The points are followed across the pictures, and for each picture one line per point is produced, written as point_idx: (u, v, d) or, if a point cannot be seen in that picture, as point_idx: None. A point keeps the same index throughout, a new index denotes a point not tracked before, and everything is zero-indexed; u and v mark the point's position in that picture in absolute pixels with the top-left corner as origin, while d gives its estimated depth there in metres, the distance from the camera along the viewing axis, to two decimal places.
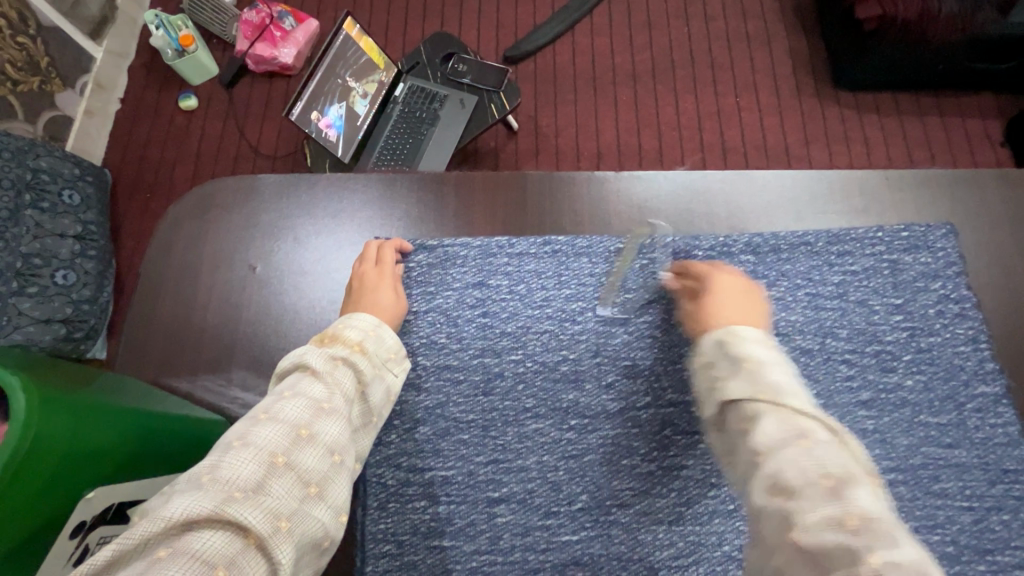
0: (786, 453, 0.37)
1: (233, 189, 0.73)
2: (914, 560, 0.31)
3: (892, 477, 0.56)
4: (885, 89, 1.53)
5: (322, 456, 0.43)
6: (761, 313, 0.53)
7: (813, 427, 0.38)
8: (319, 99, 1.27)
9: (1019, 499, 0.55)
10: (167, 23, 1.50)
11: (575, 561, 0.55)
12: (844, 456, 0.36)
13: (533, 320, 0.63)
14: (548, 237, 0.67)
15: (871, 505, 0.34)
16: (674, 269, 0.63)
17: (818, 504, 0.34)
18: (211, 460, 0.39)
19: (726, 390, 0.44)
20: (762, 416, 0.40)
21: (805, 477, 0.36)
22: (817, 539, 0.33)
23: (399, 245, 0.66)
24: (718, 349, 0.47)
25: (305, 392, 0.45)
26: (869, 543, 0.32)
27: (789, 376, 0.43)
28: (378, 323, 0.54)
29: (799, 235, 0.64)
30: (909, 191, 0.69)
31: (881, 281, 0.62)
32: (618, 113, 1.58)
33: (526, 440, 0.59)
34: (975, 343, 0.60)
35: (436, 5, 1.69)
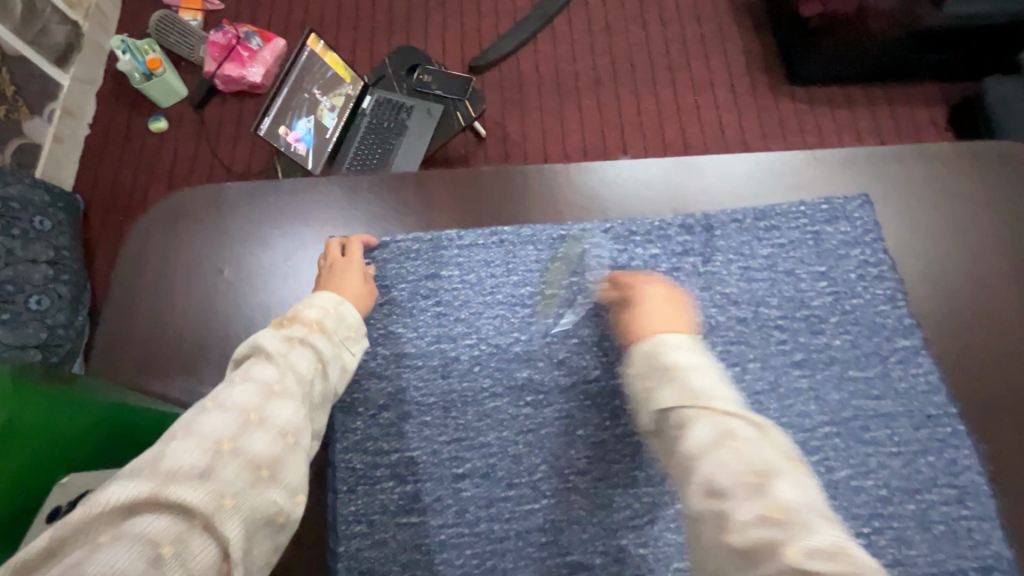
0: (716, 456, 0.41)
1: (201, 199, 0.76)
2: (831, 542, 0.36)
3: (827, 430, 0.61)
4: (834, 82, 1.61)
5: (272, 439, 0.45)
6: (687, 322, 0.57)
7: (737, 426, 0.43)
8: (287, 113, 1.32)
9: (942, 441, 0.61)
10: (133, 48, 1.54)
11: (538, 528, 0.59)
12: (766, 451, 0.41)
13: (485, 306, 0.68)
14: (493, 228, 0.71)
15: (790, 496, 0.38)
16: (608, 280, 0.66)
17: (748, 500, 0.39)
18: (156, 450, 0.41)
19: (662, 399, 0.48)
20: (692, 421, 0.45)
21: (734, 477, 0.40)
22: (748, 538, 0.37)
23: (364, 239, 0.69)
24: (648, 360, 0.52)
25: (256, 375, 0.48)
26: (788, 534, 0.36)
27: (715, 381, 0.48)
28: (338, 302, 0.59)
29: (729, 213, 0.70)
30: (838, 169, 0.74)
31: (806, 252, 0.69)
32: (583, 116, 1.64)
33: (485, 418, 0.63)
34: (894, 302, 0.66)
35: (401, 19, 1.74)
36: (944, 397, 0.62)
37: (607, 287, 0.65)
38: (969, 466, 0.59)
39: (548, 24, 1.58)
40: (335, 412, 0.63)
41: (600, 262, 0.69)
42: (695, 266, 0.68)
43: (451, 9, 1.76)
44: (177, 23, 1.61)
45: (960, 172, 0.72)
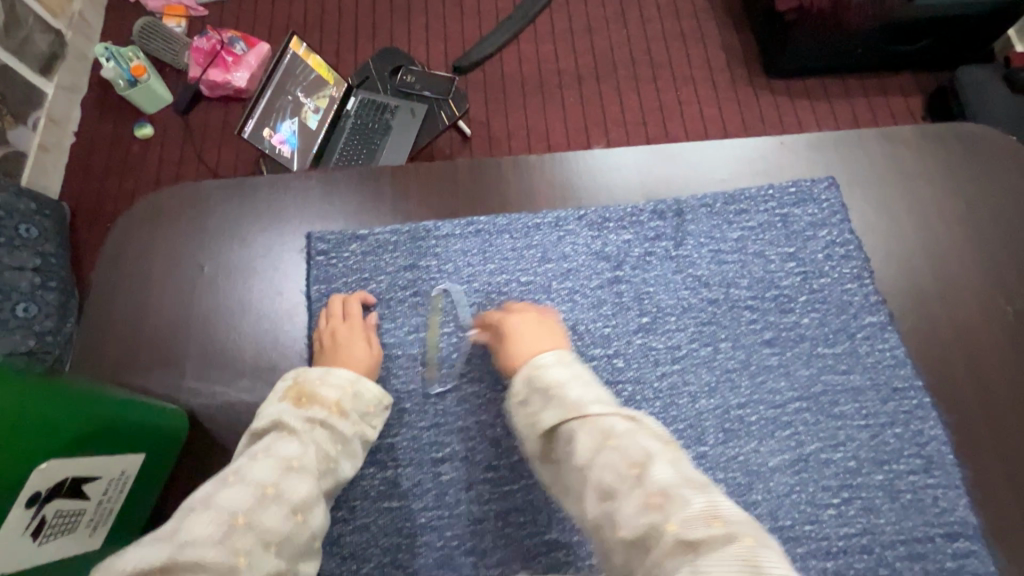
0: (602, 461, 0.43)
1: (179, 197, 0.75)
2: (705, 508, 0.38)
3: (797, 405, 0.63)
4: (812, 75, 1.64)
5: (286, 514, 0.46)
6: (559, 338, 0.60)
7: (613, 425, 0.45)
8: (271, 116, 1.31)
9: (908, 412, 0.62)
10: (117, 55, 1.53)
11: (517, 508, 0.60)
12: (639, 440, 0.43)
13: (462, 294, 0.69)
14: (469, 218, 0.72)
15: (666, 477, 0.41)
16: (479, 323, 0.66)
17: (631, 493, 0.40)
18: (173, 524, 0.43)
19: (544, 419, 0.49)
20: (575, 433, 0.46)
21: (618, 475, 0.42)
22: (636, 528, 0.39)
23: (364, 297, 0.68)
24: (527, 384, 0.52)
25: (276, 451, 0.50)
26: (670, 512, 0.38)
27: (589, 390, 0.49)
28: (355, 379, 0.59)
29: (699, 198, 0.72)
30: (805, 153, 0.75)
31: (775, 234, 0.70)
32: (566, 114, 1.66)
33: (464, 403, 0.64)
34: (860, 280, 0.68)
35: (384, 22, 1.75)
36: (909, 370, 0.64)
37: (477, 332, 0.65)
38: (934, 436, 0.61)
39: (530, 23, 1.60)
40: None
41: (575, 249, 0.70)
42: (667, 250, 0.70)
43: (434, 11, 1.77)
44: (161, 30, 1.62)
45: (925, 154, 0.74)
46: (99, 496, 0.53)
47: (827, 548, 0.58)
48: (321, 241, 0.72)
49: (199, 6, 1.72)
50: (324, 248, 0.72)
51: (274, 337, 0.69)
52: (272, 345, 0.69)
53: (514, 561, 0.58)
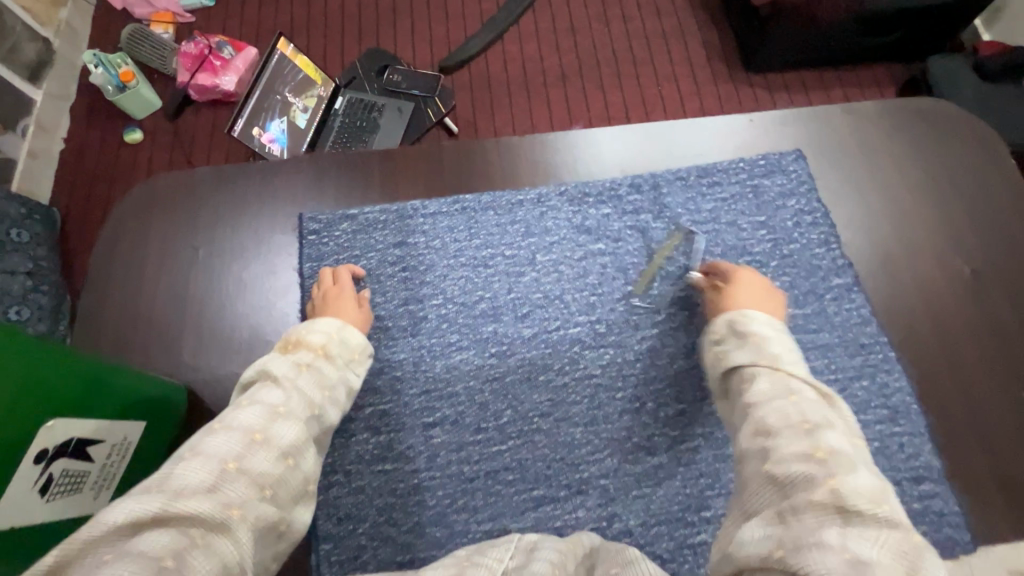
0: (775, 403, 0.43)
1: (173, 186, 0.77)
2: (873, 489, 0.36)
3: None
4: (789, 67, 1.69)
5: (276, 459, 0.45)
6: (778, 307, 0.60)
7: (802, 389, 0.44)
8: (260, 114, 1.36)
9: (874, 365, 0.66)
10: (105, 62, 1.56)
11: (505, 467, 0.63)
12: (828, 411, 0.42)
13: (449, 268, 0.72)
14: (456, 197, 0.75)
15: (841, 445, 0.39)
16: (703, 270, 0.68)
17: (795, 439, 0.40)
18: (162, 473, 0.40)
19: (734, 359, 0.52)
20: (757, 376, 0.47)
21: (786, 419, 0.41)
22: (789, 470, 0.38)
23: (352, 270, 0.70)
24: (729, 326, 0.56)
25: (262, 399, 0.49)
26: (831, 471, 0.37)
27: (789, 351, 0.51)
28: (342, 327, 0.61)
29: (675, 172, 0.75)
30: (774, 130, 0.79)
31: (747, 204, 0.74)
32: (551, 110, 1.69)
33: (453, 370, 0.67)
34: (828, 245, 0.72)
35: (371, 25, 1.79)
36: (875, 328, 0.67)
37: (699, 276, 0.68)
38: (899, 388, 0.65)
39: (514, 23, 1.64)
40: None
41: (557, 223, 0.73)
42: (645, 222, 0.73)
43: (419, 13, 1.81)
44: (149, 36, 1.64)
45: (890, 128, 0.78)
46: (103, 460, 0.55)
47: None
48: (313, 221, 0.74)
49: (187, 12, 1.75)
50: (316, 228, 0.74)
51: (268, 316, 0.71)
52: (266, 323, 0.71)
53: (504, 516, 0.61)
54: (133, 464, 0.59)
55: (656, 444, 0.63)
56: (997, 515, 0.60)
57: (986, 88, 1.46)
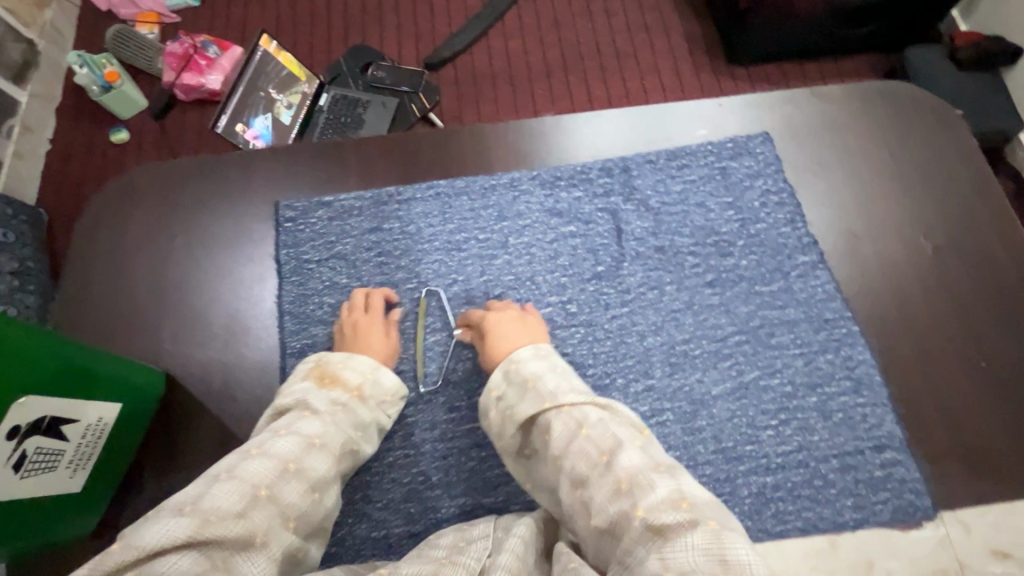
0: (574, 449, 0.48)
1: (151, 176, 0.78)
2: (671, 492, 0.43)
3: (737, 338, 0.68)
4: (771, 60, 1.71)
5: (304, 491, 0.49)
6: (541, 334, 0.64)
7: (586, 415, 0.50)
8: (243, 111, 1.41)
9: (839, 340, 0.68)
10: (90, 62, 1.53)
11: (478, 444, 0.64)
12: (610, 428, 0.48)
13: (424, 252, 0.73)
14: (430, 182, 0.76)
15: (635, 464, 0.45)
16: (462, 322, 0.68)
17: (602, 479, 0.45)
18: (198, 491, 0.44)
19: (522, 412, 0.54)
20: (550, 423, 0.51)
21: (589, 463, 0.46)
22: (609, 515, 0.44)
23: (387, 295, 0.70)
24: (505, 378, 0.57)
25: (299, 429, 0.53)
26: (637, 498, 0.43)
27: (563, 382, 0.54)
28: (376, 367, 0.62)
29: (644, 155, 0.77)
30: (743, 112, 0.80)
31: (715, 186, 0.76)
32: (536, 105, 1.71)
33: (427, 351, 0.68)
34: (793, 224, 0.73)
35: (356, 22, 1.80)
36: (839, 304, 0.69)
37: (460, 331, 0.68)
38: (863, 360, 0.67)
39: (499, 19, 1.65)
40: (286, 358, 0.68)
41: (529, 206, 0.75)
42: (616, 205, 0.75)
43: (404, 11, 1.82)
44: (134, 36, 1.64)
45: (855, 110, 0.79)
46: (78, 439, 0.57)
47: (766, 465, 0.63)
48: (288, 209, 0.75)
49: (172, 12, 1.75)
50: (292, 215, 0.75)
51: (245, 301, 0.72)
52: (243, 308, 0.71)
53: (477, 491, 0.62)
54: (111, 445, 0.61)
55: None
56: (956, 482, 0.61)
57: (963, 78, 1.47)
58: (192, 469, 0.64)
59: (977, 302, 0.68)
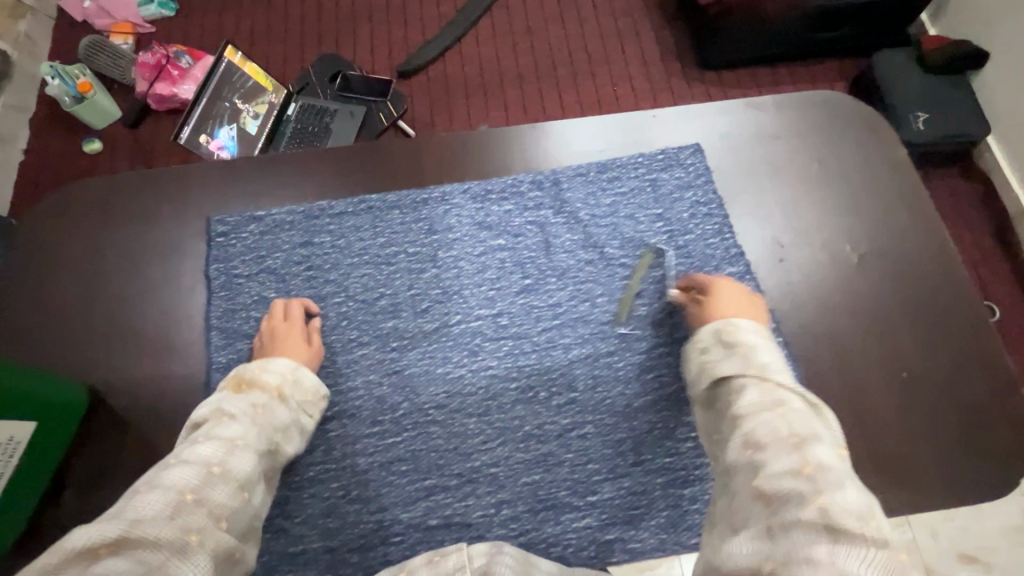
0: (763, 416, 0.45)
1: (87, 191, 0.77)
2: (861, 504, 0.37)
3: (661, 350, 0.68)
4: (746, 64, 1.67)
5: (233, 491, 0.47)
6: (758, 315, 0.63)
7: (790, 398, 0.46)
8: (208, 122, 1.38)
9: None
10: (62, 73, 1.50)
11: (400, 459, 0.64)
12: (814, 422, 0.44)
13: (352, 266, 0.73)
14: (362, 196, 0.76)
15: (827, 459, 0.40)
16: (681, 285, 0.69)
17: (785, 454, 0.41)
18: (118, 506, 0.42)
19: (722, 368, 0.54)
20: (746, 388, 0.50)
21: (774, 434, 0.43)
22: (778, 487, 0.40)
23: (307, 306, 0.70)
24: (715, 336, 0.58)
25: (219, 434, 0.51)
26: (820, 487, 0.38)
27: (776, 361, 0.53)
28: (296, 367, 0.62)
29: (575, 168, 0.77)
30: (679, 123, 0.81)
31: (645, 197, 0.76)
32: (508, 111, 1.67)
33: (353, 365, 0.68)
34: (722, 235, 0.74)
35: (331, 32, 1.78)
36: None
37: (678, 292, 0.68)
38: None
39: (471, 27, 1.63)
40: (212, 373, 0.68)
41: (460, 220, 0.75)
42: (547, 217, 0.75)
43: (378, 20, 1.80)
44: (108, 46, 1.61)
45: (789, 122, 0.80)
46: None
47: (685, 477, 0.62)
48: (220, 224, 0.75)
49: (147, 22, 1.73)
50: (223, 230, 0.75)
51: (174, 315, 0.71)
52: (170, 324, 0.71)
53: (395, 506, 0.62)
54: (30, 464, 0.61)
55: (547, 431, 0.65)
56: (869, 492, 0.62)
57: (930, 82, 1.38)
58: (112, 488, 0.64)
59: (896, 311, 0.70)
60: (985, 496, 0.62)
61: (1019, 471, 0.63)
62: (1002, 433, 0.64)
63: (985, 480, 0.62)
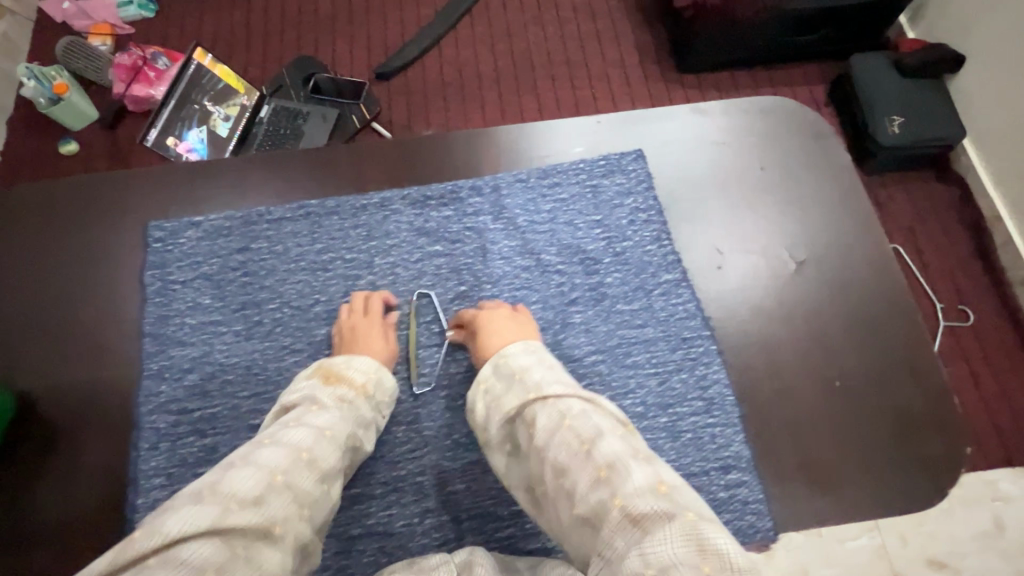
0: (556, 441, 0.47)
1: (27, 196, 0.75)
2: (649, 481, 0.42)
3: (593, 357, 0.69)
4: (724, 67, 1.50)
5: (315, 481, 0.50)
6: (530, 329, 0.64)
7: (569, 405, 0.49)
8: (176, 124, 1.28)
9: (694, 359, 0.69)
10: (37, 72, 1.37)
11: None
12: (593, 418, 0.48)
13: (288, 272, 0.74)
14: (301, 202, 0.76)
15: (615, 451, 0.45)
16: (454, 323, 0.68)
17: (581, 469, 0.45)
18: (215, 476, 0.46)
19: (506, 403, 0.54)
20: (535, 415, 0.50)
21: (571, 453, 0.46)
22: (589, 505, 0.43)
23: (387, 296, 0.70)
24: (494, 371, 0.57)
25: (309, 421, 0.54)
26: (616, 486, 0.42)
27: (549, 373, 0.54)
28: (379, 367, 0.64)
29: (516, 174, 0.77)
30: (623, 128, 0.80)
31: (585, 204, 0.77)
32: (487, 116, 1.52)
33: (286, 372, 0.69)
34: (660, 242, 0.74)
35: (307, 28, 1.60)
36: (698, 322, 0.70)
37: (453, 332, 0.68)
38: (716, 380, 0.67)
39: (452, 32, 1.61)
40: (143, 380, 0.68)
41: (399, 226, 0.75)
42: (486, 224, 0.75)
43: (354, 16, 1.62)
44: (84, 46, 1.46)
45: (735, 127, 0.79)
46: None
47: None
48: (158, 230, 0.74)
49: (128, 24, 1.56)
50: (160, 237, 0.74)
51: (107, 324, 0.70)
52: (102, 332, 0.69)
53: None
54: None
55: (475, 440, 0.65)
56: (800, 503, 0.62)
57: (908, 87, 1.29)
58: (36, 499, 0.62)
59: (833, 319, 0.69)
60: (911, 506, 0.62)
61: (948, 482, 0.62)
62: (931, 441, 0.64)
63: (914, 491, 0.62)
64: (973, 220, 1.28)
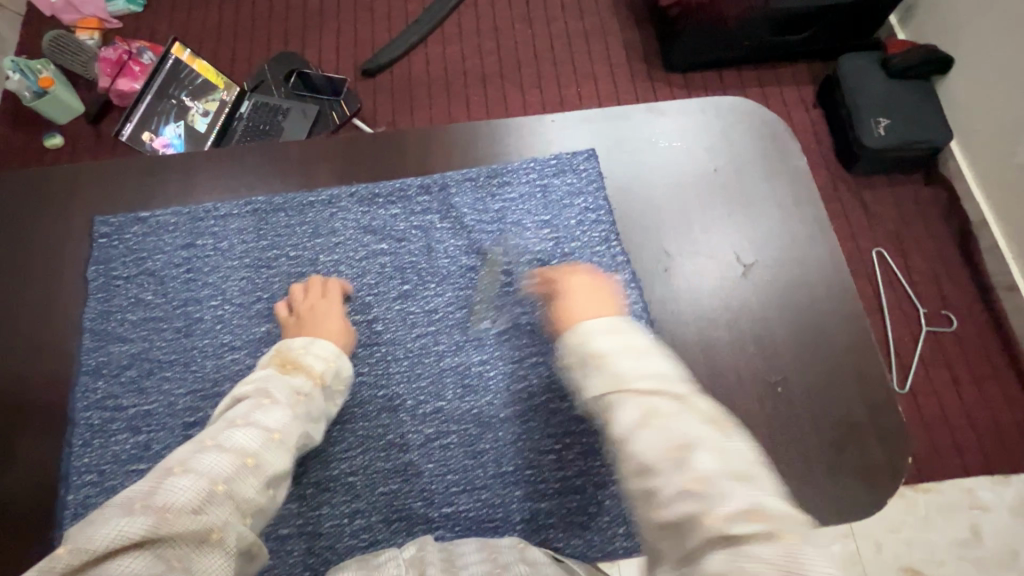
0: (642, 437, 0.41)
1: None
2: (748, 504, 0.36)
3: (534, 359, 0.68)
4: (711, 66, 1.46)
5: (260, 487, 0.47)
6: (613, 300, 0.59)
7: (658, 403, 0.43)
8: (151, 119, 1.22)
9: None
10: (24, 67, 1.34)
11: None
12: (686, 422, 0.41)
13: (231, 269, 0.73)
14: (247, 198, 0.75)
15: (711, 464, 0.38)
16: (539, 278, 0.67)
17: (671, 475, 0.39)
18: (150, 484, 0.42)
19: (587, 388, 0.47)
20: (618, 407, 0.44)
21: (658, 455, 0.40)
22: (674, 513, 0.38)
23: (342, 286, 0.70)
24: (569, 348, 0.50)
25: (258, 420, 0.51)
26: (710, 503, 0.37)
27: (635, 359, 0.46)
28: (338, 354, 0.63)
29: (464, 172, 0.76)
30: (579, 126, 0.79)
31: (534, 203, 0.76)
32: (471, 113, 1.49)
33: (222, 369, 0.69)
34: (608, 242, 0.73)
35: (296, 26, 1.58)
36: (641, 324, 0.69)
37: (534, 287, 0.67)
38: None
39: (439, 29, 1.58)
40: (79, 376, 0.67)
41: (345, 224, 0.74)
42: (433, 222, 0.75)
43: (345, 16, 1.60)
44: (71, 41, 1.43)
45: (692, 126, 0.78)
46: None
47: (543, 490, 0.62)
48: (103, 224, 0.73)
49: (115, 18, 1.55)
50: (106, 232, 0.73)
51: (44, 320, 0.68)
52: (37, 327, 0.68)
53: None
54: None
55: (410, 441, 0.64)
56: None
57: (895, 88, 1.26)
58: None
59: (777, 322, 0.68)
60: (849, 516, 0.61)
61: (888, 492, 0.61)
62: (870, 448, 0.63)
63: (852, 501, 0.61)
64: (958, 225, 1.25)
